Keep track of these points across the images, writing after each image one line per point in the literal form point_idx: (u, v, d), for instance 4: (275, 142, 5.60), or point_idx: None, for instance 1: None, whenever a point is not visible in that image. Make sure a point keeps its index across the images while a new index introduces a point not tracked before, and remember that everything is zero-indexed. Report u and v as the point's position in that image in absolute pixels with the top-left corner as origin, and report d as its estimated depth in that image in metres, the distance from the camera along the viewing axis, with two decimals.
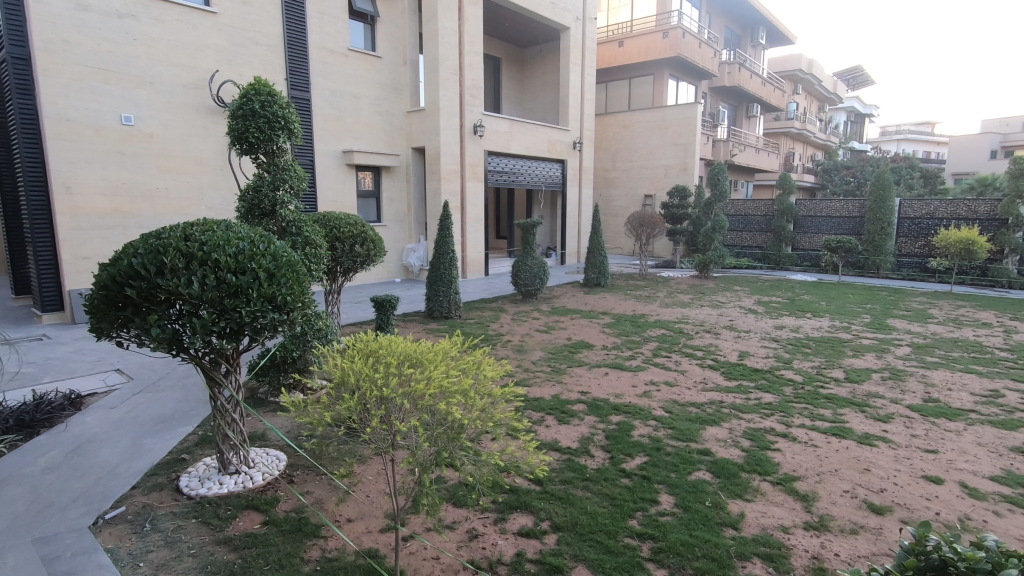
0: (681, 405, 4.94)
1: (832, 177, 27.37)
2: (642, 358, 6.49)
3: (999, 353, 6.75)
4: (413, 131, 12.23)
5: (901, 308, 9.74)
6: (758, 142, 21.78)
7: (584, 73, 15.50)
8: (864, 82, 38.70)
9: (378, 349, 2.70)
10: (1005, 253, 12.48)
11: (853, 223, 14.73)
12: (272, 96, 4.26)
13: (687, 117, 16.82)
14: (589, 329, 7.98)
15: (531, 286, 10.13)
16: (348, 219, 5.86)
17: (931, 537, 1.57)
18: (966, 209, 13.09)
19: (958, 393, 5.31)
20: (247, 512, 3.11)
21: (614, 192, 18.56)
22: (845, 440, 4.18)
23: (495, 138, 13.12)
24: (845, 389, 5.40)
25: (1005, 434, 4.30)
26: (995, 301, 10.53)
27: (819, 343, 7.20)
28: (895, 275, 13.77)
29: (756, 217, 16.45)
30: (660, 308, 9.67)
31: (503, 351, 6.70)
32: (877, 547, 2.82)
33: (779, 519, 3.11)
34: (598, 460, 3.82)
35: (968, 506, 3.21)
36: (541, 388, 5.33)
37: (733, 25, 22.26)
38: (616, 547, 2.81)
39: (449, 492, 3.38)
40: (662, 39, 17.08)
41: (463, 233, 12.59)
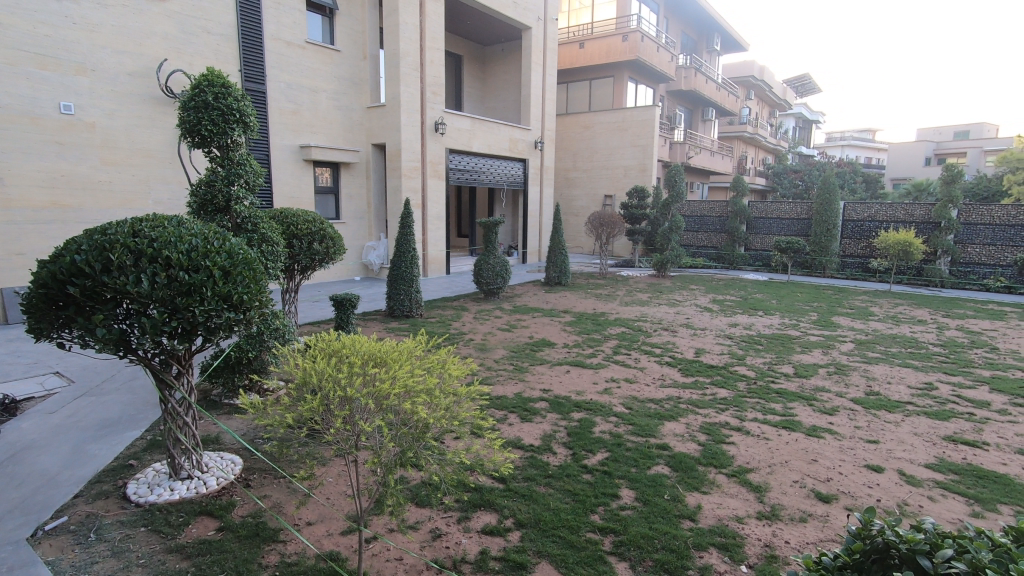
0: (640, 401, 5.05)
1: (782, 180, 28.48)
2: (602, 355, 6.60)
3: (933, 348, 7.19)
4: (373, 127, 12.04)
5: (845, 305, 10.24)
6: (713, 145, 22.44)
7: (546, 73, 15.60)
8: (811, 89, 40.42)
9: (340, 349, 2.66)
10: (939, 255, 13.23)
11: (801, 225, 15.37)
12: (226, 88, 4.12)
13: (645, 119, 17.18)
14: (551, 327, 8.06)
15: (493, 285, 10.13)
16: (306, 216, 5.72)
17: (875, 521, 1.66)
18: (904, 213, 13.84)
19: (896, 386, 5.63)
20: (201, 518, 3.00)
21: (575, 191, 18.76)
22: (794, 433, 4.37)
23: (456, 135, 13.06)
24: (794, 384, 5.65)
25: (937, 424, 4.59)
26: (928, 299, 11.20)
27: (770, 340, 7.50)
28: (840, 274, 14.45)
29: (711, 218, 16.92)
30: (619, 307, 9.86)
31: (466, 350, 6.69)
32: (824, 533, 2.96)
33: (733, 509, 3.23)
34: (560, 457, 3.87)
35: (906, 493, 3.42)
36: (504, 387, 5.36)
37: (689, 30, 22.86)
38: (579, 542, 2.85)
39: (412, 492, 3.35)
40: (621, 42, 17.37)
41: (424, 231, 12.47)
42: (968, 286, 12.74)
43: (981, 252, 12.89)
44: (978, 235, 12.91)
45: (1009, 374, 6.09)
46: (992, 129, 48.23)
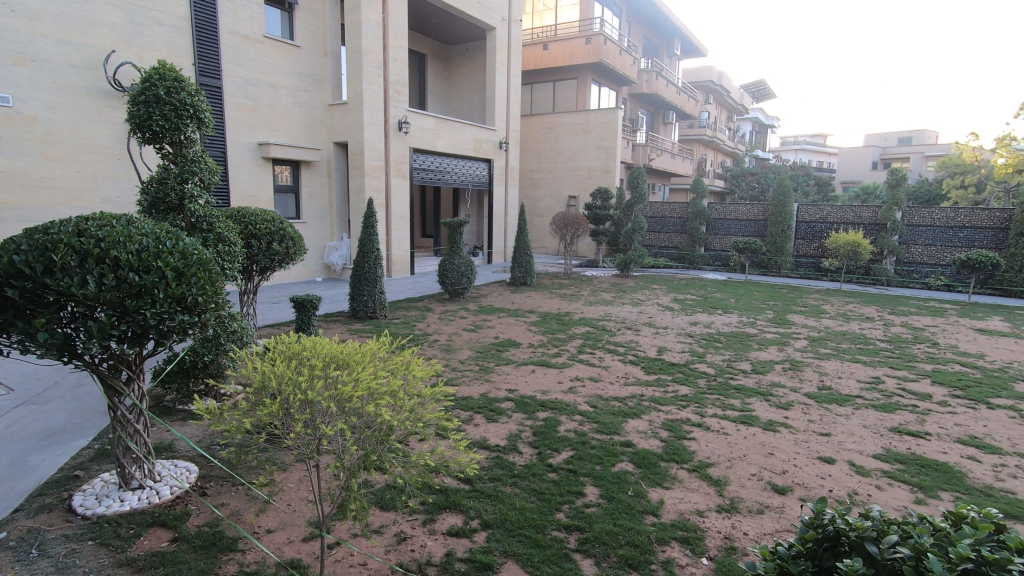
0: (605, 400, 5.11)
1: (739, 182, 29.38)
2: (567, 355, 6.65)
3: (880, 344, 7.55)
4: (334, 125, 11.81)
5: (799, 304, 10.64)
6: (673, 147, 22.94)
7: (510, 74, 15.63)
8: (766, 95, 41.80)
9: (301, 351, 2.60)
10: (885, 254, 13.88)
11: (758, 226, 15.87)
12: (179, 82, 3.98)
13: (608, 121, 17.44)
14: (516, 327, 8.08)
15: (458, 286, 10.08)
16: (265, 215, 5.56)
17: (827, 511, 1.73)
18: (853, 215, 14.49)
19: (847, 380, 5.88)
20: (153, 529, 2.88)
21: (540, 192, 18.85)
22: (752, 427, 4.51)
23: (420, 135, 12.94)
24: (751, 380, 5.83)
25: (884, 416, 4.82)
26: (876, 297, 11.74)
27: (729, 338, 7.71)
28: (794, 273, 14.99)
29: (672, 219, 17.28)
30: (584, 306, 9.96)
31: (430, 351, 6.63)
32: (780, 524, 3.07)
33: (694, 503, 3.30)
34: (526, 456, 3.87)
35: (856, 482, 3.57)
36: (470, 387, 5.34)
37: (651, 35, 23.28)
38: (544, 540, 2.87)
39: (376, 496, 3.30)
40: (585, 44, 17.55)
41: (388, 231, 12.30)
42: (912, 284, 13.40)
43: (924, 252, 13.57)
44: (920, 236, 13.60)
45: (948, 367, 6.44)
46: (933, 135, 50.88)
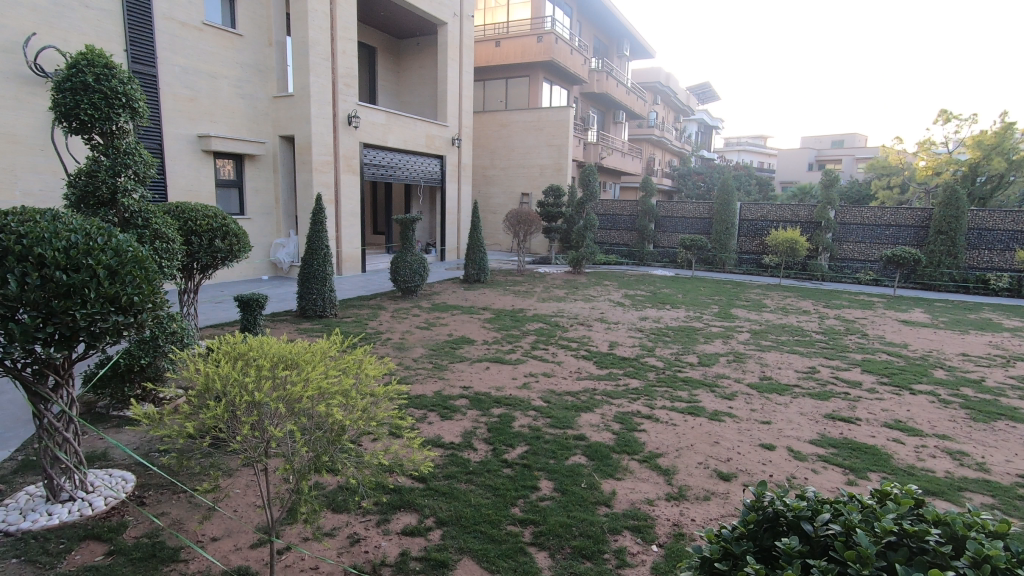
0: (558, 395, 5.19)
1: (686, 181, 30.34)
2: (521, 351, 6.70)
3: (816, 335, 7.99)
4: (280, 118, 11.43)
5: (742, 298, 11.11)
6: (623, 146, 23.42)
7: (462, 70, 15.53)
8: (710, 97, 43.27)
9: (247, 351, 2.50)
10: (820, 251, 14.65)
11: (703, 224, 16.44)
12: (110, 69, 3.75)
13: (560, 120, 17.65)
14: (470, 324, 8.06)
15: (410, 283, 9.95)
16: (206, 210, 5.31)
17: (767, 494, 1.83)
18: (791, 214, 15.22)
19: (785, 370, 6.20)
20: (86, 543, 2.72)
21: (492, 189, 18.84)
22: (698, 418, 4.68)
23: (370, 129, 12.68)
24: (698, 372, 6.05)
25: (820, 404, 5.11)
26: (812, 292, 12.39)
27: (677, 332, 7.96)
28: (737, 269, 15.62)
29: (622, 216, 17.63)
30: (537, 303, 10.05)
31: (383, 349, 6.53)
32: (725, 509, 3.20)
33: (645, 493, 3.40)
34: (480, 453, 3.88)
35: (794, 467, 3.77)
36: (423, 385, 5.30)
37: (601, 35, 23.67)
38: (500, 535, 2.89)
39: (328, 498, 3.23)
40: (536, 42, 17.62)
41: (337, 228, 12.00)
42: (844, 280, 14.20)
43: (854, 249, 14.42)
44: (852, 234, 14.42)
45: (876, 356, 6.88)
46: (863, 139, 54.08)
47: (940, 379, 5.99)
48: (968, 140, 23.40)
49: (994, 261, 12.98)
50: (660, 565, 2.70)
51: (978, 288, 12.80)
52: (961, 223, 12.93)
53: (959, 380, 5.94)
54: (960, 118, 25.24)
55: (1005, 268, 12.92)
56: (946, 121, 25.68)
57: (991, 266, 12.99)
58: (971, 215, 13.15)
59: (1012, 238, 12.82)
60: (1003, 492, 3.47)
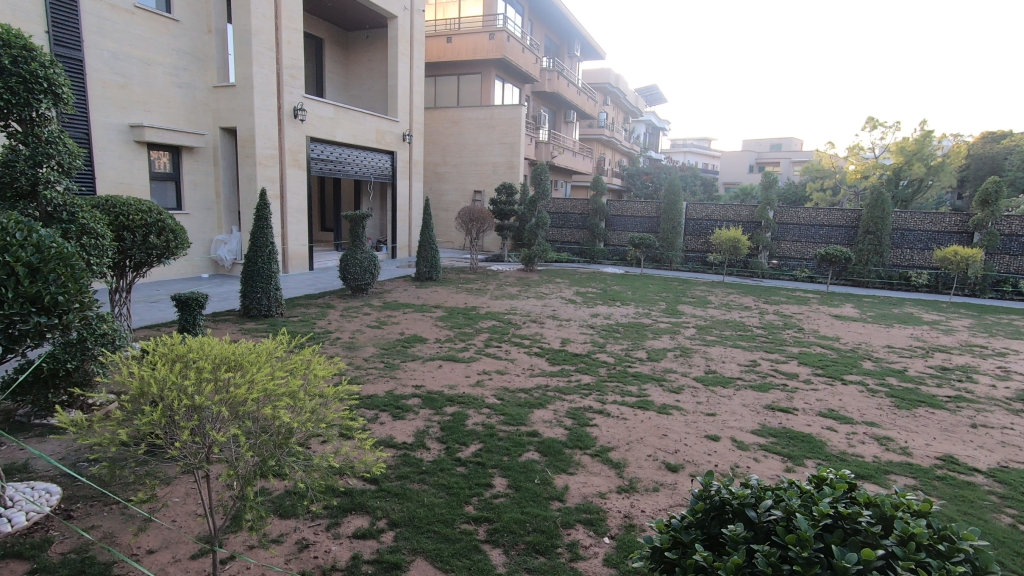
0: (511, 392, 5.20)
1: (635, 181, 31.14)
2: (474, 349, 6.67)
3: (756, 330, 8.36)
4: (220, 109, 10.94)
5: (688, 295, 11.49)
6: (574, 145, 23.73)
7: (413, 65, 15.31)
8: (658, 99, 44.47)
9: (186, 352, 2.38)
10: (760, 249, 15.31)
11: (652, 223, 16.89)
12: (28, 52, 3.47)
13: (512, 118, 17.70)
14: (422, 322, 7.98)
15: (361, 281, 9.74)
16: (140, 204, 5.01)
17: (713, 483, 1.89)
18: (733, 213, 15.86)
19: (729, 364, 6.45)
20: (4, 562, 2.52)
21: (444, 186, 18.68)
22: (648, 411, 4.80)
23: (317, 122, 12.32)
24: (647, 367, 6.22)
25: (760, 395, 5.35)
26: (753, 289, 12.93)
27: (627, 328, 8.15)
28: (683, 267, 16.13)
29: (573, 215, 17.81)
30: (490, 300, 10.05)
31: (332, 349, 6.36)
32: (673, 500, 3.30)
33: (597, 486, 3.46)
34: (433, 452, 3.85)
35: (737, 456, 3.93)
36: (374, 385, 5.20)
37: (552, 35, 23.86)
38: (453, 534, 2.87)
39: (275, 503, 3.12)
40: (488, 40, 17.54)
41: (283, 224, 11.60)
42: (782, 277, 14.84)
43: (791, 248, 15.17)
44: (789, 233, 15.17)
45: (811, 349, 7.27)
46: (799, 144, 56.99)
47: (868, 370, 6.39)
48: (892, 146, 25.11)
49: (915, 259, 13.94)
50: (612, 556, 2.75)
51: (901, 285, 13.68)
52: (886, 224, 13.85)
53: (884, 371, 6.35)
54: (885, 126, 27.09)
55: (924, 266, 13.90)
56: (873, 129, 27.49)
57: (912, 264, 13.94)
58: (895, 217, 14.09)
59: (931, 238, 13.79)
60: (924, 473, 3.74)
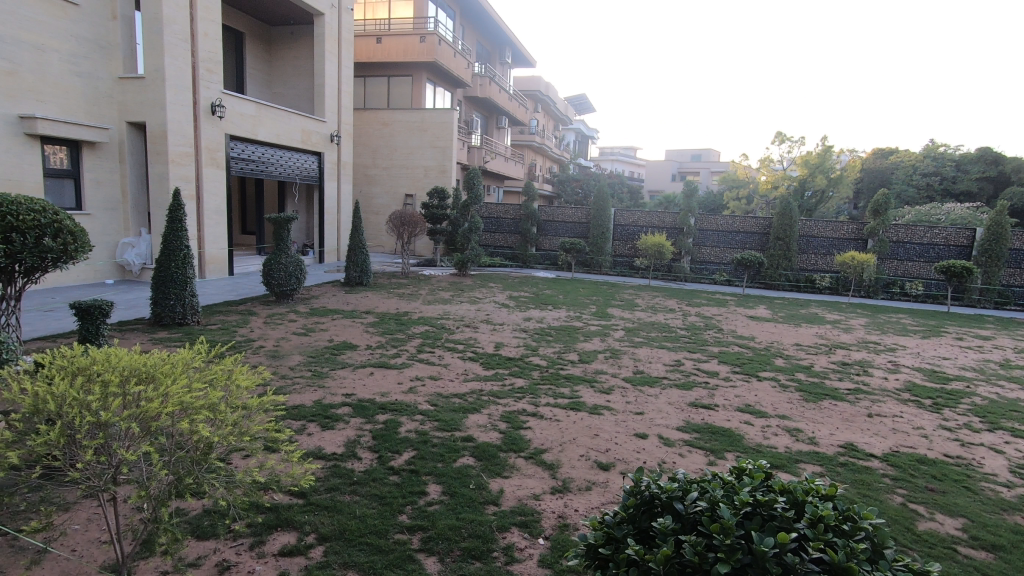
0: (445, 397, 5.15)
1: (565, 187, 31.88)
2: (406, 355, 6.56)
3: (680, 331, 8.77)
4: (127, 101, 10.15)
5: (617, 299, 11.87)
6: (506, 151, 23.94)
7: (341, 65, 14.91)
8: (586, 109, 45.79)
9: (89, 365, 2.17)
10: (683, 255, 16.08)
11: (582, 228, 17.32)
12: None
13: (444, 122, 17.64)
14: (352, 329, 7.75)
15: (286, 287, 9.33)
16: (32, 203, 4.55)
17: (643, 479, 1.94)
18: (658, 220, 16.56)
19: (655, 364, 6.73)
20: None
21: (375, 189, 18.27)
22: (579, 412, 4.92)
23: (237, 120, 11.69)
24: (578, 369, 6.37)
25: (685, 393, 5.62)
26: (676, 292, 13.57)
27: (559, 331, 8.30)
28: (612, 271, 16.65)
29: (506, 219, 17.85)
30: (422, 305, 9.91)
31: (255, 358, 6.04)
32: (605, 497, 3.39)
33: (531, 488, 3.50)
34: (365, 462, 3.74)
35: (663, 452, 4.10)
36: (301, 396, 4.97)
37: (484, 41, 24.00)
38: (387, 545, 2.80)
39: (192, 524, 2.91)
40: (418, 42, 17.38)
41: (199, 227, 10.89)
42: (702, 280, 15.74)
43: (711, 253, 16.04)
44: (708, 239, 16.04)
45: (729, 348, 7.72)
46: (716, 154, 60.46)
47: (780, 367, 6.85)
48: (798, 159, 27.33)
49: (819, 263, 15.12)
50: (546, 557, 2.79)
51: (807, 287, 14.79)
52: (793, 231, 14.95)
53: (794, 367, 6.84)
54: (791, 141, 29.41)
55: (826, 270, 15.11)
56: (780, 143, 29.86)
57: (817, 268, 15.11)
58: (801, 224, 15.24)
59: (832, 244, 15.01)
60: (829, 461, 4.06)
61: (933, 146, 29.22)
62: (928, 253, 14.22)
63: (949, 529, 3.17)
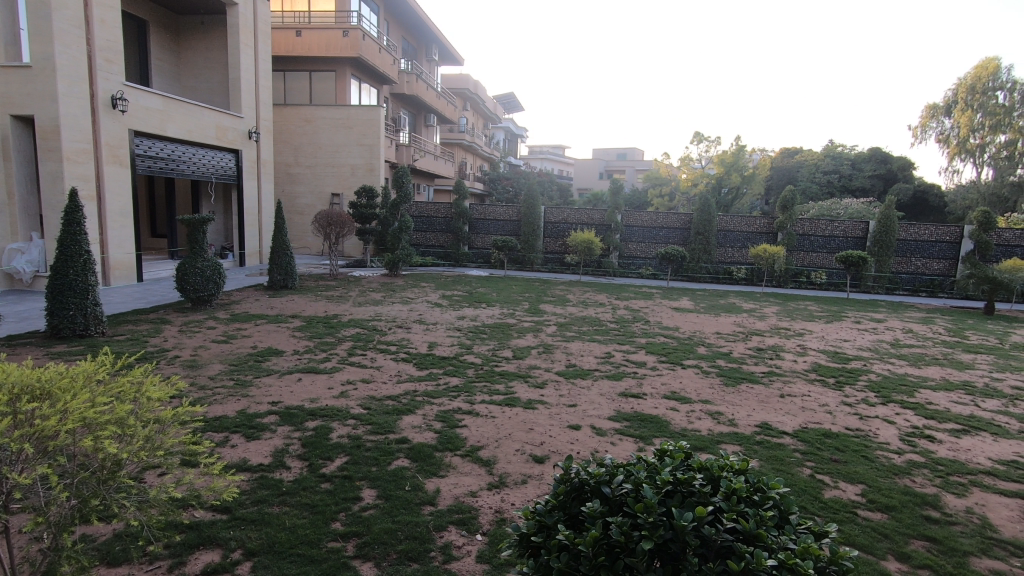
0: (378, 400, 5.05)
1: (496, 186, 32.05)
2: (336, 359, 6.37)
3: (610, 324, 9.05)
4: (11, 92, 9.20)
5: (549, 295, 12.06)
6: (435, 149, 23.73)
7: (258, 58, 14.23)
8: (514, 107, 46.19)
9: None
10: (611, 251, 16.57)
11: (513, 226, 17.48)
12: None
13: (370, 119, 17.26)
14: (277, 334, 7.42)
15: (203, 292, 8.79)
16: None
17: (573, 467, 2.00)
18: (586, 217, 17.01)
19: (587, 357, 6.91)
20: None
21: (298, 188, 17.56)
22: (514, 408, 4.97)
23: (143, 114, 10.88)
24: (512, 365, 6.42)
25: (615, 384, 5.81)
26: (605, 286, 13.99)
27: (493, 329, 8.33)
28: (543, 268, 16.91)
29: (437, 218, 17.65)
30: (352, 308, 9.64)
31: (169, 369, 5.66)
32: (540, 489, 3.46)
33: (468, 486, 3.51)
34: (295, 471, 3.60)
35: (596, 442, 4.22)
36: (223, 406, 4.71)
37: (410, 37, 23.63)
38: (319, 555, 2.72)
39: (102, 550, 2.70)
40: (342, 36, 16.86)
41: (102, 230, 10.05)
42: (630, 275, 16.30)
43: (637, 248, 16.65)
44: (634, 235, 16.66)
45: (656, 339, 8.05)
46: (640, 153, 62.75)
47: (702, 354, 7.23)
48: (715, 158, 29.24)
49: (735, 256, 16.07)
50: (484, 552, 2.81)
51: (726, 279, 15.70)
52: (712, 226, 15.80)
53: (715, 354, 7.24)
54: (708, 140, 31.13)
55: (742, 262, 16.08)
56: (699, 143, 31.57)
57: (734, 260, 16.05)
58: (719, 219, 16.12)
59: (747, 238, 16.00)
60: (747, 440, 4.34)
61: (833, 146, 31.77)
62: (830, 245, 15.46)
63: (850, 494, 3.49)
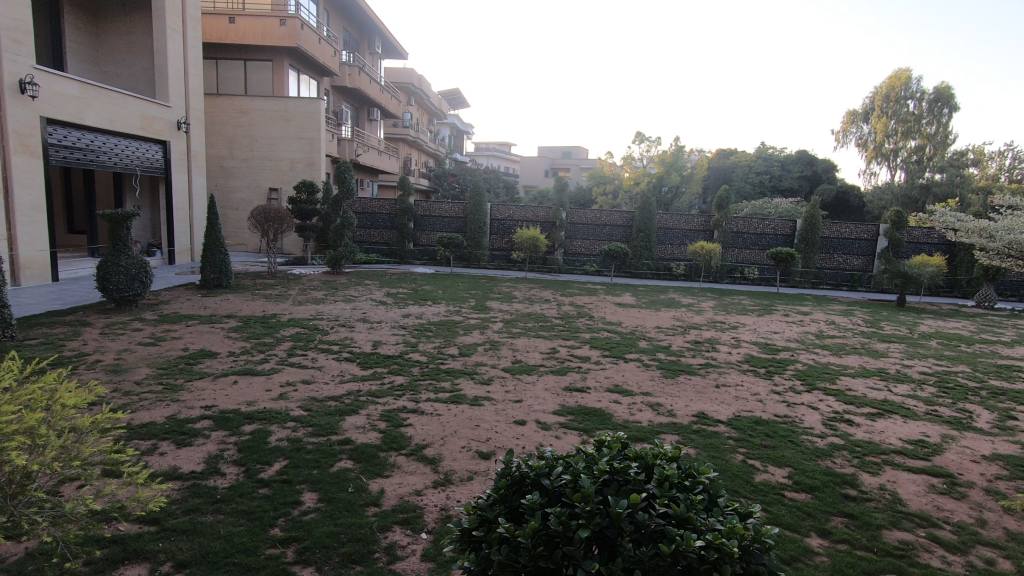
0: (319, 401, 4.92)
1: (442, 182, 31.78)
2: (275, 360, 6.15)
3: (555, 320, 9.18)
4: None
5: (495, 292, 12.09)
6: (379, 144, 23.23)
7: (187, 44, 13.49)
8: (459, 104, 45.94)
9: None
10: (556, 248, 16.80)
11: (459, 223, 17.40)
12: None
13: (309, 112, 16.71)
14: (211, 335, 7.09)
15: (128, 292, 8.26)
16: None
17: (514, 460, 2.02)
18: (532, 214, 17.16)
19: (532, 353, 6.98)
20: None
21: (233, 182, 16.78)
22: (460, 405, 4.97)
23: (56, 101, 10.10)
24: (458, 362, 6.40)
25: (560, 379, 5.90)
26: (551, 283, 14.18)
27: (438, 326, 8.27)
28: (489, 265, 16.90)
29: (381, 215, 17.30)
30: (292, 307, 9.32)
31: (89, 374, 5.28)
32: (486, 485, 3.48)
33: (412, 485, 3.48)
34: (230, 477, 3.46)
35: (540, 436, 4.29)
36: (150, 412, 4.45)
37: (351, 28, 23.00)
38: (257, 562, 2.63)
39: (12, 570, 2.50)
40: (278, 25, 16.22)
41: (10, 226, 9.26)
42: (575, 271, 16.59)
43: (581, 245, 16.98)
44: (579, 232, 16.98)
45: (600, 334, 8.22)
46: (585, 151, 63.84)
47: (643, 348, 7.45)
48: (656, 157, 30.16)
49: (675, 253, 16.66)
50: (428, 551, 2.80)
51: (666, 275, 16.23)
52: (652, 224, 16.31)
53: (655, 348, 7.48)
54: (649, 141, 32.08)
55: (681, 259, 16.68)
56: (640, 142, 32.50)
57: (673, 257, 16.64)
58: (660, 217, 16.65)
59: (685, 236, 16.62)
60: (684, 429, 4.52)
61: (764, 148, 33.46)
62: (761, 242, 16.28)
63: (778, 477, 3.70)
